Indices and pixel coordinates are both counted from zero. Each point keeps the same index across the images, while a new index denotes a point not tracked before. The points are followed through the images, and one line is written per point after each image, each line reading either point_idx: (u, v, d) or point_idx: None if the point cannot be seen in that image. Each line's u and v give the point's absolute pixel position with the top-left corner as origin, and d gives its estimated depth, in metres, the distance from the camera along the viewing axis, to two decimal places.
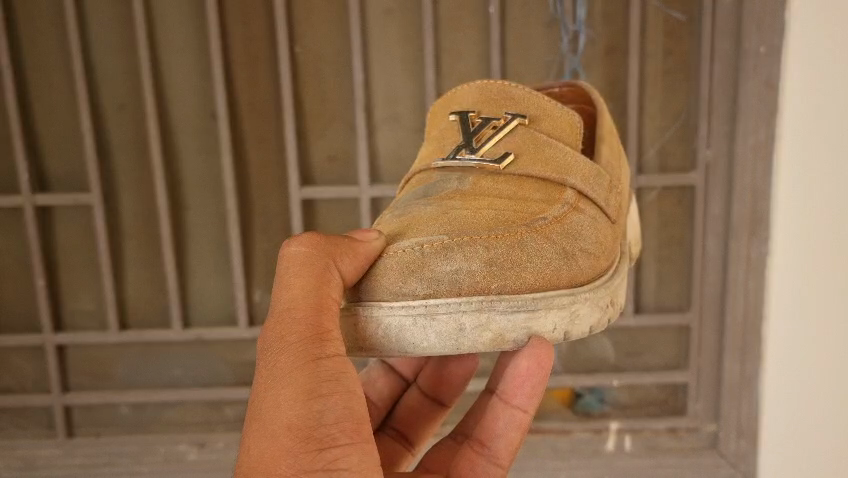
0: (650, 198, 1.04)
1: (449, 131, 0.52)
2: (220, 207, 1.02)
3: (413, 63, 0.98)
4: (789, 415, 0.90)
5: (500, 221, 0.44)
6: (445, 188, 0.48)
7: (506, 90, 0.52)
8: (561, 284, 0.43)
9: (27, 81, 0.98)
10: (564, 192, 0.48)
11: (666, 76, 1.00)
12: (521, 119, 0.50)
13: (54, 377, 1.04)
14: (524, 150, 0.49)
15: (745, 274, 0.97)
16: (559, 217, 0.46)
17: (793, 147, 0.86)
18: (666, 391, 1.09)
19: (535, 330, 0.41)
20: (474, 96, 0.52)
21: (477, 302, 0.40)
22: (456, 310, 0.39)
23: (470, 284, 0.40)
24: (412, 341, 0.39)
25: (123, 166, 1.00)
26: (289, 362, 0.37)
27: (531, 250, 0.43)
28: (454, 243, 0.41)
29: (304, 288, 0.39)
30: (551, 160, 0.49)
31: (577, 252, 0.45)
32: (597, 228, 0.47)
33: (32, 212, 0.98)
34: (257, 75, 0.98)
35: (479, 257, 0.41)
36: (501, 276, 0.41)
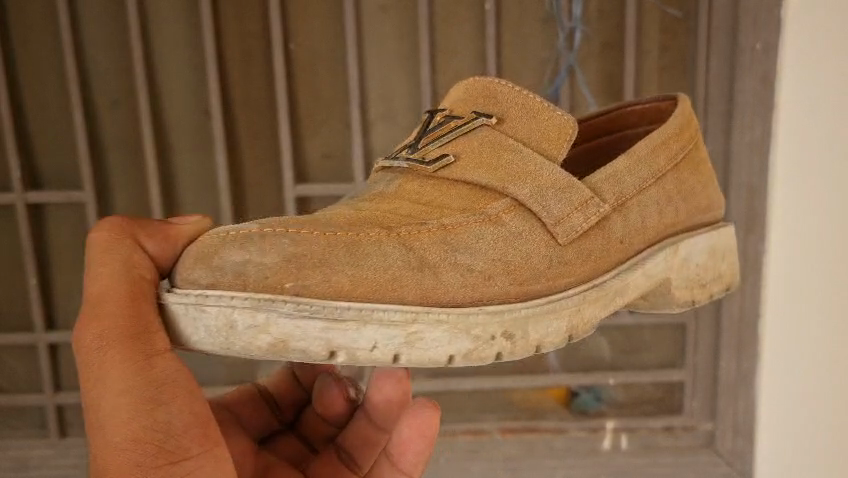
0: None
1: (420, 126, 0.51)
2: (214, 204, 1.02)
3: (408, 60, 0.98)
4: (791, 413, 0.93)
5: (380, 219, 0.43)
6: (387, 181, 0.48)
7: (489, 86, 0.49)
8: (397, 296, 0.40)
9: (19, 77, 0.97)
10: (484, 201, 0.45)
11: (663, 74, 0.99)
12: (486, 119, 0.47)
13: (46, 377, 1.03)
14: (459, 148, 0.47)
15: (741, 273, 0.97)
16: (442, 226, 0.43)
17: (790, 151, 0.88)
18: (662, 389, 1.08)
19: (336, 342, 0.38)
20: (464, 87, 0.50)
21: (254, 300, 0.37)
22: (225, 304, 0.37)
23: (259, 277, 0.38)
24: (187, 333, 0.38)
25: (115, 163, 1.00)
26: (122, 365, 0.37)
27: (372, 253, 0.40)
28: (275, 231, 0.40)
29: (113, 279, 0.38)
30: (496, 166, 0.46)
31: (442, 265, 0.42)
32: (484, 241, 0.44)
33: (24, 209, 0.97)
34: (251, 72, 0.98)
35: (281, 250, 0.39)
36: (302, 273, 0.39)
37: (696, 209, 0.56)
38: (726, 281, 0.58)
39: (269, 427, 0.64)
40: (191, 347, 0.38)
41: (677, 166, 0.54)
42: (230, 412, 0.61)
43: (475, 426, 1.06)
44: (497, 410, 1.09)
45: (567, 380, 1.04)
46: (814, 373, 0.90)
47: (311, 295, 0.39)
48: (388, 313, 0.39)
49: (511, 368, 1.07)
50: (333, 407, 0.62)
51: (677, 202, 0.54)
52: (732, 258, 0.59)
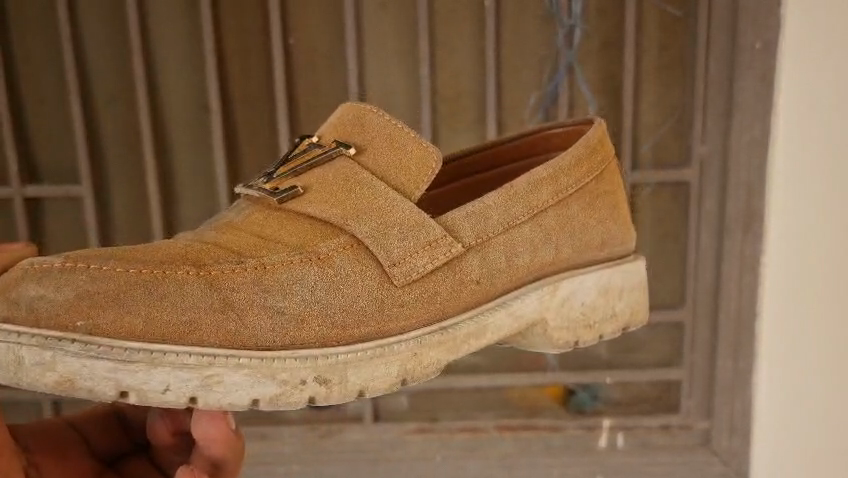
0: (643, 196, 1.02)
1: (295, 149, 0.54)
2: (212, 201, 1.02)
3: (408, 56, 0.98)
4: (787, 415, 0.94)
5: (203, 256, 0.46)
6: (244, 209, 0.52)
7: (360, 115, 0.54)
8: (196, 338, 0.44)
9: (17, 70, 0.97)
10: (316, 241, 0.49)
11: (662, 73, 0.98)
12: (343, 151, 0.52)
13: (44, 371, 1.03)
14: (308, 179, 0.51)
15: (738, 272, 0.97)
16: (258, 267, 0.47)
17: (794, 156, 0.88)
18: (658, 388, 1.08)
19: (125, 382, 0.42)
20: (340, 114, 0.55)
21: (42, 338, 0.40)
22: (13, 343, 0.40)
23: (52, 312, 0.41)
24: None
25: (114, 159, 1.00)
26: None
27: (173, 295, 0.44)
28: (83, 268, 0.43)
29: None
30: (339, 203, 0.49)
31: (248, 308, 0.45)
32: (294, 285, 0.47)
33: (21, 204, 0.97)
34: (249, 68, 0.98)
35: (79, 287, 0.42)
36: (94, 311, 0.42)
37: (587, 245, 0.59)
38: (621, 321, 0.60)
39: (116, 447, 0.65)
40: None
41: (567, 200, 0.57)
42: (71, 428, 0.63)
43: (472, 424, 1.06)
44: (495, 407, 1.09)
45: (563, 378, 1.04)
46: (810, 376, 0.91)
47: (101, 334, 0.42)
48: (181, 357, 0.43)
49: (509, 366, 1.06)
50: (160, 442, 0.61)
51: (561, 238, 0.57)
52: (633, 295, 0.62)
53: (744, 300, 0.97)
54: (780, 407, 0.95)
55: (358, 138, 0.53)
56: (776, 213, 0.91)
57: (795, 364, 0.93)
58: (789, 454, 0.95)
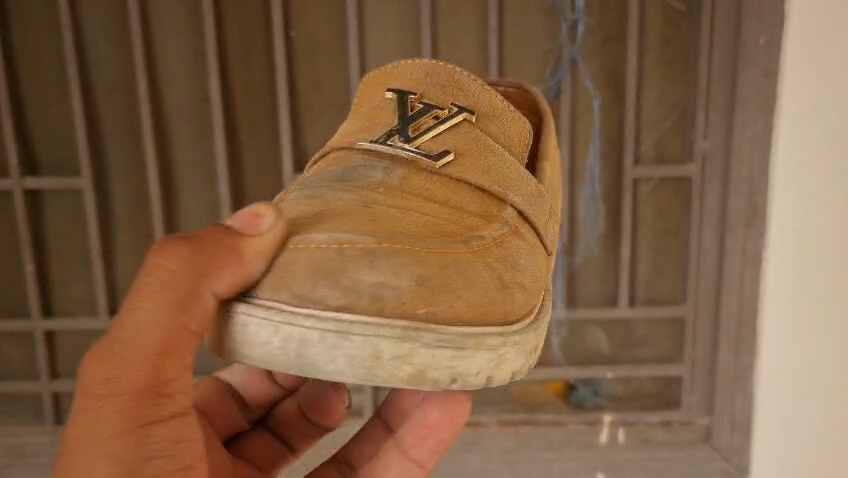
0: (645, 191, 1.01)
1: (384, 111, 0.47)
2: (214, 194, 1.01)
3: (410, 49, 0.97)
4: (786, 409, 0.94)
5: (409, 223, 0.39)
6: (362, 175, 0.43)
7: (452, 74, 0.48)
8: (494, 317, 0.37)
9: (18, 61, 0.96)
10: (494, 203, 0.43)
11: (666, 67, 0.97)
12: (468, 115, 0.46)
13: (42, 364, 1.02)
14: (447, 142, 0.44)
15: (742, 268, 0.97)
16: (478, 230, 0.41)
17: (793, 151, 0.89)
18: (659, 384, 1.07)
19: (462, 373, 0.35)
20: (419, 72, 0.48)
21: (342, 324, 0.32)
22: (323, 328, 0.32)
23: (397, 301, 0.34)
24: (274, 360, 0.32)
25: (115, 151, 0.99)
26: (126, 381, 0.36)
27: (457, 270, 0.37)
28: (339, 246, 0.35)
29: (160, 305, 0.35)
30: (494, 174, 0.44)
31: (508, 279, 0.39)
32: (512, 242, 0.42)
33: (22, 195, 0.97)
34: (251, 60, 0.97)
35: (411, 271, 0.35)
36: (435, 298, 0.35)
37: None
38: None
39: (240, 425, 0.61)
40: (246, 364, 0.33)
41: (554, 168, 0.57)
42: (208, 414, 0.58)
43: (472, 419, 1.06)
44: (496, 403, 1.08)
45: (565, 373, 1.04)
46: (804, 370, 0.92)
47: (439, 321, 0.34)
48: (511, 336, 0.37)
49: None
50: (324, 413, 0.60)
51: None
52: None
53: (746, 296, 0.97)
54: (781, 401, 0.95)
55: (463, 101, 0.47)
56: (777, 208, 0.92)
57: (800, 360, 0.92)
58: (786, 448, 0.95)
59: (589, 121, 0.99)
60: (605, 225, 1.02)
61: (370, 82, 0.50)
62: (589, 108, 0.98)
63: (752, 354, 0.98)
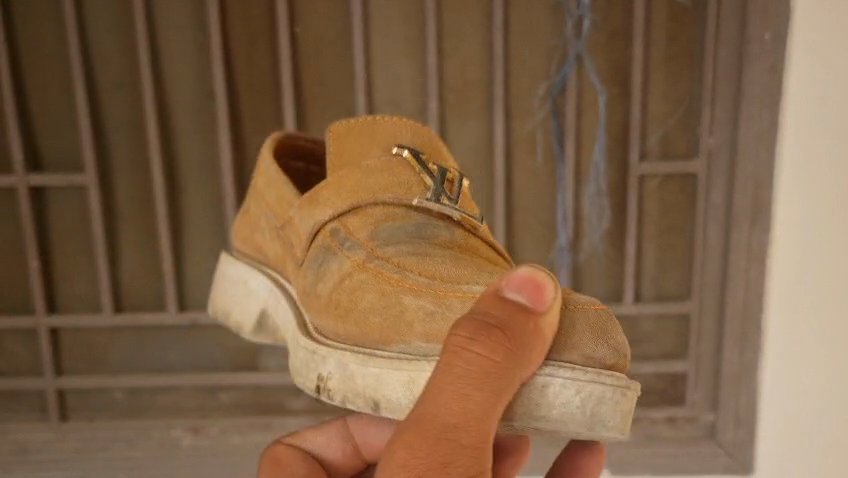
0: (652, 187, 1.01)
1: (401, 166, 0.52)
2: (217, 191, 1.01)
3: (416, 45, 0.97)
4: (788, 398, 0.98)
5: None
6: (434, 232, 0.50)
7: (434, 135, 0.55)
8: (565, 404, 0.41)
9: (22, 58, 0.96)
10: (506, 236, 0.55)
11: (670, 63, 0.97)
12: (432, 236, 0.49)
13: (47, 360, 1.01)
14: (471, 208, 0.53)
15: (747, 263, 0.97)
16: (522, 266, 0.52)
17: (796, 149, 0.91)
18: (666, 381, 1.06)
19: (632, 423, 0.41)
20: (406, 132, 0.54)
21: (620, 378, 0.40)
22: (606, 387, 0.39)
23: (618, 356, 0.41)
24: (561, 417, 0.39)
25: (119, 148, 0.99)
26: (460, 450, 0.39)
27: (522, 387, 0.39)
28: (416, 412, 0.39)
29: (476, 390, 0.38)
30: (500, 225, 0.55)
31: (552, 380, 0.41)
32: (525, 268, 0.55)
33: (26, 192, 0.96)
34: (256, 57, 0.97)
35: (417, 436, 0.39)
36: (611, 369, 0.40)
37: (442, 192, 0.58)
38: None
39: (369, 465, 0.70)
40: (538, 419, 0.40)
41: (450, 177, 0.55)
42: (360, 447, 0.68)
43: None
44: None
45: None
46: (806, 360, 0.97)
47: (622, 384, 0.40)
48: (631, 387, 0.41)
49: None
50: None
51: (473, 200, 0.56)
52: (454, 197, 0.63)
53: (751, 293, 0.97)
54: (790, 384, 0.98)
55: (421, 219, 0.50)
56: (782, 207, 0.93)
57: (808, 340, 0.97)
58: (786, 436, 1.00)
59: (595, 117, 0.98)
60: (609, 222, 1.02)
61: (348, 132, 0.53)
62: (594, 104, 0.98)
63: (758, 350, 0.98)
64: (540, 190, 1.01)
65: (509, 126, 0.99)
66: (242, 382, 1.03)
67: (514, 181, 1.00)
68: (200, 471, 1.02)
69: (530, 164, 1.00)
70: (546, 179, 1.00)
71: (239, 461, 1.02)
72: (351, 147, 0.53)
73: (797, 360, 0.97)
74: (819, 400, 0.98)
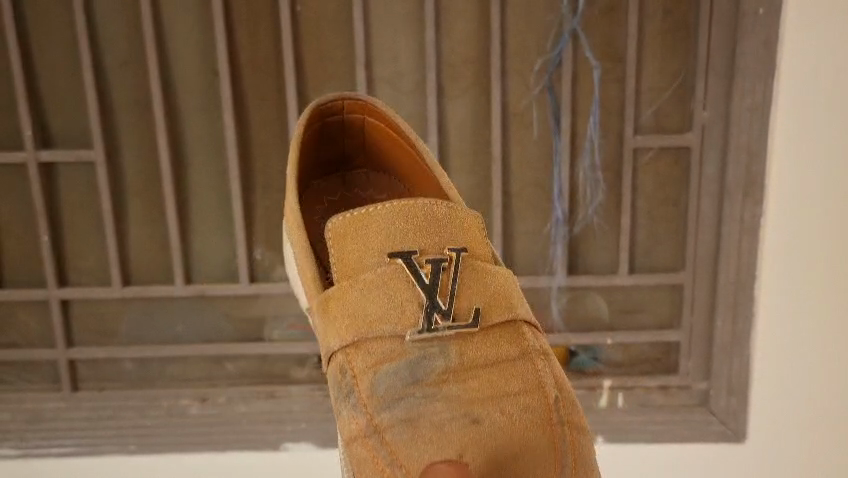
0: (645, 160, 1.03)
1: (397, 283, 0.49)
2: (222, 166, 1.03)
3: (415, 21, 0.99)
4: (781, 368, 1.01)
5: (523, 447, 0.45)
6: (429, 366, 0.48)
7: (423, 208, 0.52)
8: None
9: (30, 37, 0.98)
10: (511, 281, 0.52)
11: (665, 37, 0.99)
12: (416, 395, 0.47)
13: (58, 332, 1.04)
14: (470, 296, 0.50)
15: (738, 234, 0.98)
16: (522, 336, 0.50)
17: (791, 121, 0.93)
18: (658, 350, 1.09)
19: None
20: (393, 223, 0.51)
21: None
22: None
23: None
24: None
25: (126, 126, 1.02)
26: None
27: None
28: None
29: None
30: (507, 286, 0.52)
31: None
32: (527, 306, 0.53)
33: (36, 168, 0.99)
34: (258, 34, 0.99)
35: None
36: None
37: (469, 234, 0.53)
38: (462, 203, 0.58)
39: None
40: None
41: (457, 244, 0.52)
42: None
43: None
44: None
45: (565, 339, 1.05)
46: (800, 326, 1.00)
47: None
48: None
49: None
50: None
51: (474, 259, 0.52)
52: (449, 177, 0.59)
53: (743, 263, 0.99)
54: (780, 355, 1.01)
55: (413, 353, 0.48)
56: (777, 178, 0.95)
57: (798, 310, 0.99)
58: (779, 404, 1.02)
59: (590, 91, 1.00)
60: (604, 196, 1.04)
61: (344, 234, 0.51)
62: (590, 79, 1.00)
63: (750, 319, 1.00)
64: (537, 163, 1.03)
65: (505, 101, 1.01)
66: (246, 350, 1.06)
67: (512, 155, 1.03)
68: (209, 438, 1.03)
69: (527, 137, 1.02)
70: (543, 153, 1.02)
71: (244, 429, 1.04)
72: (347, 248, 0.51)
73: (787, 332, 1.00)
74: (810, 368, 1.01)
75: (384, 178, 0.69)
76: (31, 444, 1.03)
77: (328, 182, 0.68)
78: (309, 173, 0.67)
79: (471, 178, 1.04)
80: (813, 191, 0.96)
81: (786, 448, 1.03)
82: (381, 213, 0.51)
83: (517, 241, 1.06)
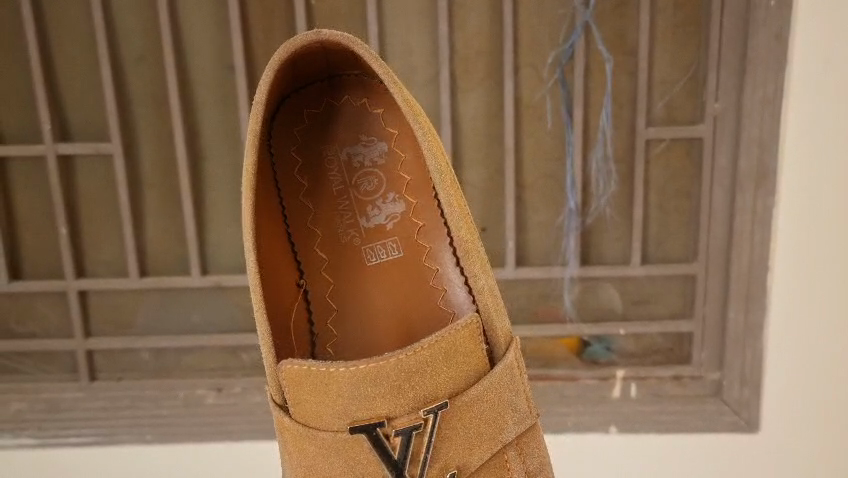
0: (657, 152, 1.03)
1: (356, 451, 0.50)
2: (238, 160, 1.05)
3: (428, 14, 1.00)
4: (793, 361, 1.01)
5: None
6: None
7: (397, 367, 0.50)
8: None
9: (49, 32, 1.00)
10: (501, 395, 0.53)
11: (678, 29, 0.99)
12: None
13: (76, 322, 1.06)
14: (447, 456, 0.52)
15: (751, 227, 0.99)
16: (506, 465, 0.55)
17: (804, 112, 0.93)
18: (671, 340, 1.10)
19: None
20: (358, 390, 0.49)
21: None
22: None
23: None
24: None
25: (142, 119, 1.03)
26: None
27: None
28: None
29: None
30: (490, 416, 0.53)
31: None
32: (522, 400, 0.55)
33: (54, 160, 1.00)
34: (272, 29, 1.00)
35: None
36: None
37: (450, 370, 0.51)
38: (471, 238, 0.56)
39: None
40: None
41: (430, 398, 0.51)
42: None
43: None
44: None
45: (578, 330, 1.06)
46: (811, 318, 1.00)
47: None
48: None
49: (528, 318, 1.09)
50: None
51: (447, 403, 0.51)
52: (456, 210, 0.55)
53: (756, 254, 0.99)
54: (792, 348, 1.01)
55: None
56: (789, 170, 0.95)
57: (808, 304, 0.99)
58: (791, 397, 1.02)
59: (602, 84, 1.01)
60: (616, 187, 1.05)
61: (304, 386, 0.50)
62: (602, 71, 1.00)
63: (763, 311, 1.00)
64: (549, 156, 1.04)
65: (518, 94, 1.01)
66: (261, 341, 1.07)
67: (524, 147, 1.03)
68: (226, 427, 1.04)
69: (539, 130, 1.03)
70: (554, 145, 1.03)
71: (260, 419, 1.05)
72: (309, 394, 0.50)
73: (798, 326, 1.00)
74: (823, 361, 1.01)
75: (376, 87, 0.62)
76: (49, 434, 1.04)
77: (310, 87, 0.62)
78: (284, 91, 0.60)
79: (484, 171, 1.05)
80: (826, 182, 0.96)
81: (800, 440, 1.04)
82: (345, 373, 0.49)
83: (529, 232, 1.07)
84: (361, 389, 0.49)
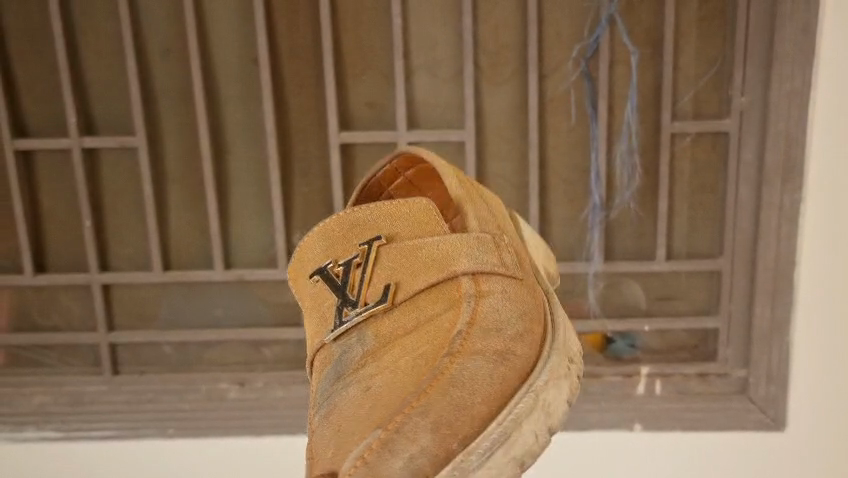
0: (682, 147, 1.03)
1: (321, 294, 0.57)
2: (260, 154, 1.05)
3: (451, 9, 1.00)
4: (820, 358, 1.00)
5: (399, 393, 0.49)
6: (349, 356, 0.54)
7: (346, 218, 0.59)
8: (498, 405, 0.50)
9: (76, 26, 1.00)
10: (447, 242, 0.56)
11: (703, 24, 0.98)
12: (334, 366, 0.54)
13: (100, 314, 1.06)
14: (382, 277, 0.56)
15: (779, 225, 0.97)
16: (457, 289, 0.54)
17: (830, 109, 0.93)
18: (695, 337, 1.09)
19: None
20: (321, 247, 0.59)
21: None
22: None
23: None
24: None
25: (167, 114, 1.03)
26: None
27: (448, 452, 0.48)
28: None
29: None
30: (431, 249, 0.56)
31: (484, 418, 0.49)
32: (476, 251, 0.56)
33: (79, 153, 1.01)
34: (296, 24, 1.00)
35: None
36: None
37: (407, 221, 0.58)
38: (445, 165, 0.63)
39: None
40: None
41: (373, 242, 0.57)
42: None
43: None
44: None
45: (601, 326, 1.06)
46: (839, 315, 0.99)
47: None
48: None
49: None
50: None
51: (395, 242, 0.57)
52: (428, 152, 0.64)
53: (783, 250, 0.98)
54: (813, 341, 1.00)
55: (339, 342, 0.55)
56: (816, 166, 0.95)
57: (834, 300, 0.99)
58: (817, 395, 1.01)
59: (627, 78, 1.00)
60: (641, 181, 1.04)
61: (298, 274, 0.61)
62: (627, 65, 1.00)
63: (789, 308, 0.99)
64: (573, 150, 1.03)
65: (541, 88, 1.01)
66: (283, 335, 1.07)
67: (547, 141, 1.03)
68: (247, 421, 1.04)
69: (563, 125, 1.02)
70: (578, 139, 1.03)
71: (281, 413, 1.05)
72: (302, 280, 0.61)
73: (824, 323, 0.99)
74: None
75: None
76: (72, 428, 1.05)
77: None
78: None
79: (507, 165, 1.05)
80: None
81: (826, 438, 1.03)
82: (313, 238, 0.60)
83: (553, 227, 1.07)
84: (323, 248, 0.59)
